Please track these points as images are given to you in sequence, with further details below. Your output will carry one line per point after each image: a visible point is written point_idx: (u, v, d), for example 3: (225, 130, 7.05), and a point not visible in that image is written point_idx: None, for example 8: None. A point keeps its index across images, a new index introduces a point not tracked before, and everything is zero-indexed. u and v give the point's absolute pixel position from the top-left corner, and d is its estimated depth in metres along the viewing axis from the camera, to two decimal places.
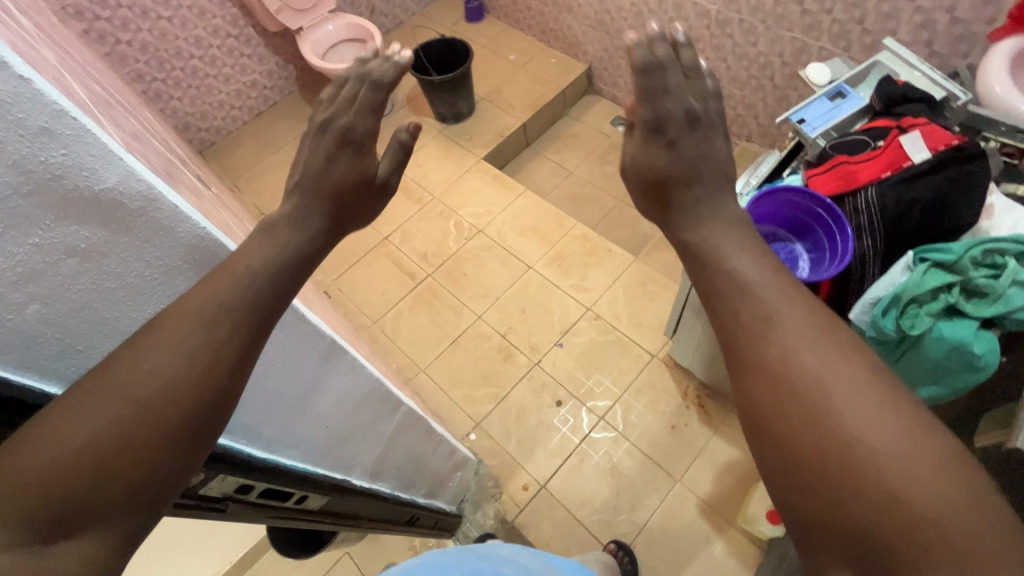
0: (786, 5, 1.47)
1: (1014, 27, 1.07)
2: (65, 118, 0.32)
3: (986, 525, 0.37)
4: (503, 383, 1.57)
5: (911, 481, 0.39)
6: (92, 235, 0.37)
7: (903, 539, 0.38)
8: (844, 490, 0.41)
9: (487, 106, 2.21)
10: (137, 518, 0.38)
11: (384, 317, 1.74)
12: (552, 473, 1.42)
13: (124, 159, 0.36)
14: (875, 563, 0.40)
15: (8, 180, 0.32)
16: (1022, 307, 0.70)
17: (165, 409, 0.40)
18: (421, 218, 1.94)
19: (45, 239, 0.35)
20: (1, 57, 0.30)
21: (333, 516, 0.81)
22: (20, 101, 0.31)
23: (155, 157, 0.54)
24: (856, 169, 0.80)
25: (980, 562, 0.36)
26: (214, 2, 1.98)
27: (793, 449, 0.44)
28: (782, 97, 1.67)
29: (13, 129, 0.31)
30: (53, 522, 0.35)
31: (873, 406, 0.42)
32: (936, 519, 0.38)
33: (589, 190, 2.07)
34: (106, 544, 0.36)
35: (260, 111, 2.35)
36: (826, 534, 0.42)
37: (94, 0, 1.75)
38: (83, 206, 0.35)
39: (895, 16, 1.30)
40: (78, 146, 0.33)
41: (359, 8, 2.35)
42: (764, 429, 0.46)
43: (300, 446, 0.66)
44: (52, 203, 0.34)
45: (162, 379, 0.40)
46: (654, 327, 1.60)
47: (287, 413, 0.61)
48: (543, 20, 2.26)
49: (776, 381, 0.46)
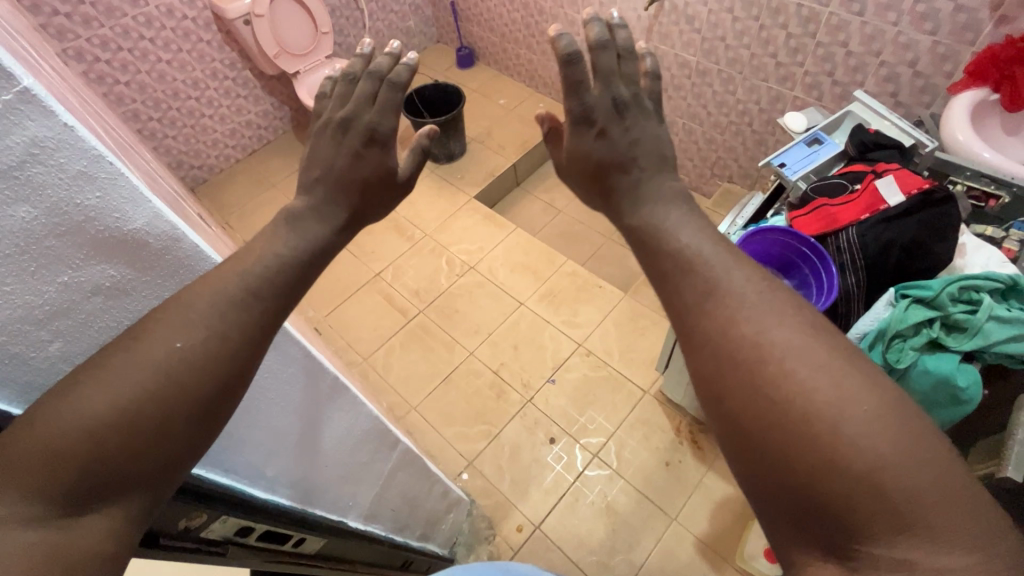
0: (761, 58, 1.57)
1: (971, 82, 1.16)
2: (102, 163, 0.35)
3: (941, 485, 0.39)
4: (495, 420, 1.55)
5: (874, 447, 0.39)
6: (118, 274, 0.39)
7: (860, 501, 0.39)
8: (807, 455, 0.40)
9: (478, 147, 2.27)
10: (140, 507, 0.40)
11: (375, 353, 1.73)
12: (546, 513, 1.39)
13: (152, 202, 0.38)
14: (831, 522, 0.40)
15: (46, 223, 0.34)
16: (1000, 341, 0.73)
17: (164, 409, 0.40)
18: (413, 254, 1.96)
19: (73, 278, 0.37)
20: (49, 108, 0.32)
21: (327, 558, 0.79)
22: (63, 147, 0.33)
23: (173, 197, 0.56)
24: (836, 211, 0.84)
25: (932, 519, 0.38)
26: (213, 46, 2.04)
27: (754, 416, 0.43)
28: (761, 141, 1.76)
29: (54, 174, 0.33)
30: (72, 498, 0.37)
31: (843, 378, 0.41)
32: (895, 483, 0.38)
33: (577, 227, 2.12)
34: (115, 535, 0.38)
35: (254, 149, 2.39)
36: (809, 518, 0.41)
37: (95, 43, 1.79)
38: (111, 246, 0.38)
39: (862, 69, 1.40)
40: (112, 189, 0.36)
41: (354, 54, 2.44)
42: (723, 395, 0.45)
43: (298, 486, 0.65)
44: (83, 243, 0.36)
45: (187, 364, 0.40)
46: (646, 362, 1.61)
47: (289, 452, 0.61)
48: (532, 67, 2.37)
49: (739, 355, 0.44)
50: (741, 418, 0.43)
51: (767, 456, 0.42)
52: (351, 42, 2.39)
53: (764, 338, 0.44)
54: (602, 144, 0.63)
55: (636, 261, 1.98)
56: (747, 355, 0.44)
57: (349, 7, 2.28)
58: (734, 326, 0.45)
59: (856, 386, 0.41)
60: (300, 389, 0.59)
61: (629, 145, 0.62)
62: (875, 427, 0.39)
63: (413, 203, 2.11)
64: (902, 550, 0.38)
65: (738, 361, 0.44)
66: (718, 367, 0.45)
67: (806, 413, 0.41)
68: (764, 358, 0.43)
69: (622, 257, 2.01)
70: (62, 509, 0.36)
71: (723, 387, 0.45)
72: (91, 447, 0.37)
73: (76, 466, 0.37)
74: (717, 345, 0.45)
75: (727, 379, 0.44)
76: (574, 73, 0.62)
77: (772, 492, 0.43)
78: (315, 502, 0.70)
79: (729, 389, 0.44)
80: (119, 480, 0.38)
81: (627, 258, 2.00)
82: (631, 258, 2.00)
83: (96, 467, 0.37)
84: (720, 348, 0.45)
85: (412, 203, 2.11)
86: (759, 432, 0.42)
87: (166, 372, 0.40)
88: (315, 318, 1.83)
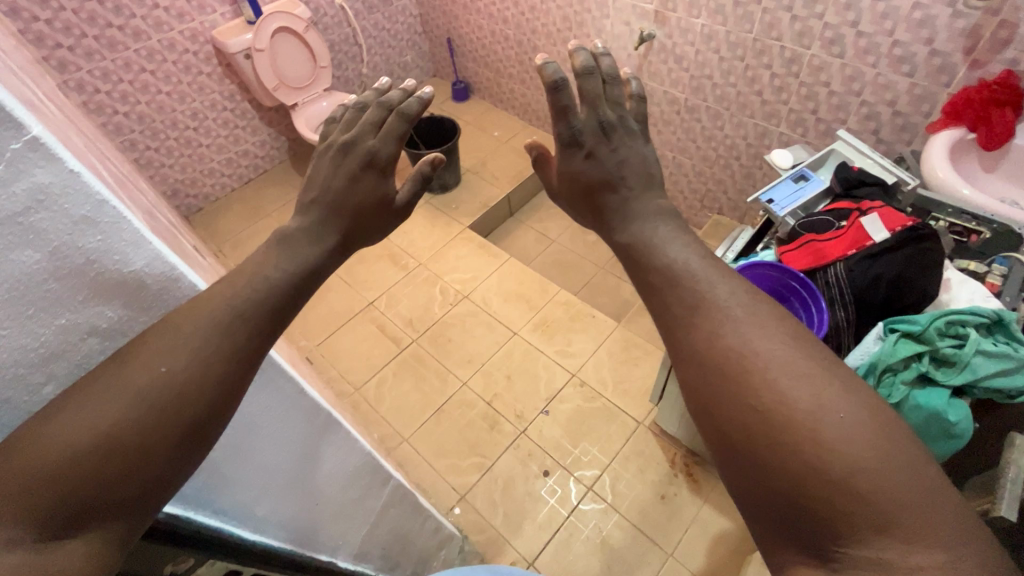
0: (747, 96, 1.62)
1: (949, 121, 1.21)
2: (105, 207, 0.35)
3: (920, 486, 0.39)
4: (489, 452, 1.53)
5: (852, 450, 0.39)
6: (115, 315, 0.39)
7: (838, 503, 0.39)
8: (785, 458, 0.41)
9: (473, 177, 2.31)
10: (127, 524, 0.39)
11: (367, 384, 1.71)
12: (540, 549, 1.36)
13: (152, 244, 0.38)
14: (809, 524, 0.41)
15: (46, 266, 0.35)
16: (989, 376, 0.74)
17: (158, 415, 0.39)
18: (406, 283, 1.97)
19: (71, 319, 0.37)
20: (57, 155, 0.32)
21: None
22: (68, 193, 0.34)
23: (168, 233, 0.56)
24: (824, 247, 0.86)
25: (912, 518, 0.38)
26: (213, 78, 2.08)
27: (736, 422, 0.43)
28: (749, 175, 1.81)
29: (57, 219, 0.34)
30: (62, 519, 0.36)
31: (826, 387, 0.42)
32: (874, 485, 0.39)
33: (570, 257, 2.14)
34: (101, 544, 0.37)
35: (250, 179, 2.42)
36: (788, 520, 0.42)
37: (96, 75, 1.81)
38: (111, 287, 0.38)
39: (844, 108, 1.45)
40: (113, 232, 0.36)
41: (352, 86, 2.49)
42: (709, 401, 0.45)
43: (287, 527, 0.64)
44: (82, 285, 0.37)
45: (173, 376, 0.40)
46: (640, 393, 1.61)
47: (279, 492, 0.60)
48: (526, 101, 2.43)
49: (722, 364, 0.45)
50: (724, 423, 0.44)
51: (749, 460, 0.43)
52: (349, 76, 2.45)
53: (752, 354, 0.44)
54: (595, 181, 0.65)
55: (628, 291, 2.00)
56: (729, 365, 0.44)
57: (348, 42, 2.34)
58: (719, 339, 0.45)
59: (839, 391, 0.42)
60: (291, 427, 0.58)
61: (620, 183, 0.64)
62: (852, 432, 0.40)
63: (407, 233, 2.13)
64: (878, 550, 0.38)
65: (719, 370, 0.45)
66: (701, 377, 0.46)
67: (781, 415, 0.41)
68: (749, 368, 0.43)
69: (614, 286, 2.02)
70: (47, 528, 0.35)
71: (705, 394, 0.46)
72: (75, 459, 0.36)
73: (61, 484, 0.36)
74: (699, 357, 0.46)
75: (711, 387, 0.45)
76: (560, 98, 0.65)
77: (755, 495, 0.43)
78: (302, 542, 0.68)
79: (712, 396, 0.45)
80: (108, 496, 0.38)
81: (619, 288, 2.02)
82: (624, 288, 2.01)
83: (82, 478, 0.36)
84: (701, 361, 0.46)
85: (406, 233, 2.13)
86: (741, 436, 0.43)
87: (158, 381, 0.40)
88: (307, 347, 1.81)
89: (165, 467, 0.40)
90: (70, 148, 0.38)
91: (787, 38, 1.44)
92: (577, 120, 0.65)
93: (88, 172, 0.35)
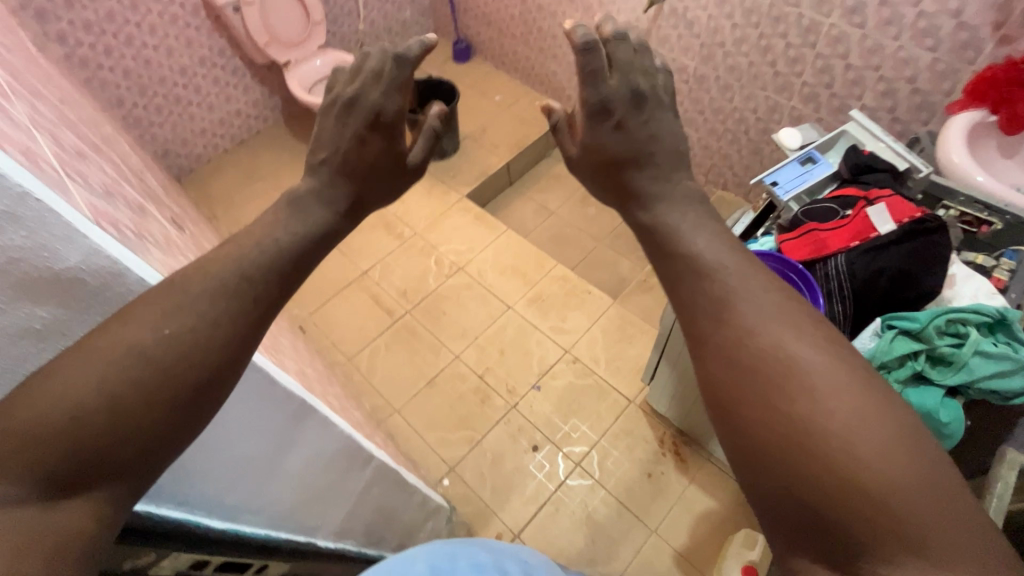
0: (759, 66, 1.54)
1: (969, 102, 1.14)
2: (27, 202, 0.37)
3: (945, 502, 0.38)
4: (479, 426, 1.54)
5: (872, 460, 0.39)
6: (52, 314, 0.41)
7: (858, 514, 0.39)
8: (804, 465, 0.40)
9: (472, 144, 2.24)
10: (127, 486, 0.41)
11: (360, 354, 1.71)
12: (526, 522, 1.38)
13: (87, 238, 0.40)
14: (827, 534, 0.40)
15: None
16: (986, 377, 0.72)
17: (160, 378, 0.41)
18: (401, 253, 1.94)
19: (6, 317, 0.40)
20: None
21: None
22: None
23: (131, 219, 0.55)
24: (825, 236, 0.83)
25: (931, 529, 0.38)
26: (202, 32, 1.99)
27: (758, 428, 0.42)
28: (756, 150, 1.74)
29: None
30: (64, 479, 0.38)
31: (847, 390, 0.42)
32: (893, 495, 0.38)
33: (569, 230, 2.10)
34: (87, 516, 0.39)
35: (243, 140, 2.35)
36: (804, 529, 0.41)
37: (78, 26, 1.73)
38: (45, 283, 0.40)
39: (860, 83, 1.38)
40: (38, 226, 0.38)
41: (349, 43, 2.39)
42: (728, 405, 0.44)
43: (260, 513, 0.63)
44: (14, 283, 0.39)
45: (176, 339, 0.42)
46: (632, 371, 1.60)
47: (251, 480, 0.59)
48: (529, 64, 2.33)
49: (743, 366, 0.44)
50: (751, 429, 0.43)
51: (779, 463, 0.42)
52: (345, 33, 2.34)
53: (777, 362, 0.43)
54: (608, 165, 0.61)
55: (626, 266, 1.97)
56: (770, 367, 0.43)
57: None
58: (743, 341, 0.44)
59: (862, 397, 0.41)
60: (262, 418, 0.56)
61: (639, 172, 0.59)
62: (870, 437, 0.40)
63: (403, 201, 2.08)
64: (899, 565, 0.38)
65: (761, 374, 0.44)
66: (731, 381, 0.45)
67: (805, 424, 0.41)
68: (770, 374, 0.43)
69: (613, 262, 1.99)
70: (49, 486, 0.37)
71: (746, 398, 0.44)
72: (75, 419, 0.38)
73: (61, 446, 0.38)
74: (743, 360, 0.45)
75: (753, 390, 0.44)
76: (591, 60, 0.57)
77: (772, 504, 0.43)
78: (279, 525, 0.68)
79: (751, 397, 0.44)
80: (95, 473, 0.39)
81: (618, 263, 1.98)
82: (623, 264, 1.98)
83: (86, 440, 0.38)
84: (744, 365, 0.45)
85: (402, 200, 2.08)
86: (765, 439, 0.42)
87: (161, 344, 0.42)
88: (301, 315, 1.80)
89: (154, 444, 0.41)
90: (9, 146, 0.40)
91: (805, 5, 1.35)
92: (608, 88, 0.58)
93: (13, 167, 0.37)
